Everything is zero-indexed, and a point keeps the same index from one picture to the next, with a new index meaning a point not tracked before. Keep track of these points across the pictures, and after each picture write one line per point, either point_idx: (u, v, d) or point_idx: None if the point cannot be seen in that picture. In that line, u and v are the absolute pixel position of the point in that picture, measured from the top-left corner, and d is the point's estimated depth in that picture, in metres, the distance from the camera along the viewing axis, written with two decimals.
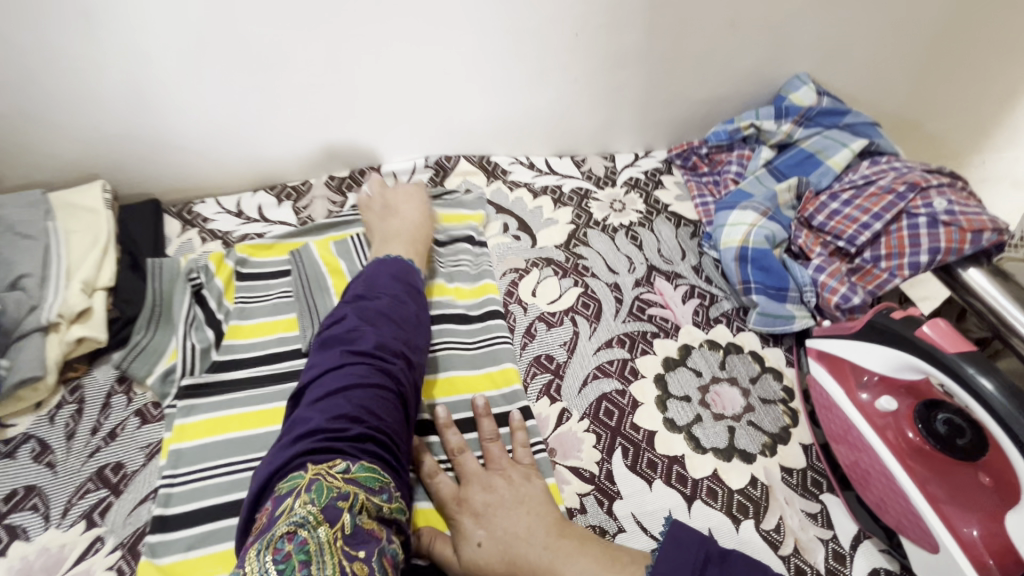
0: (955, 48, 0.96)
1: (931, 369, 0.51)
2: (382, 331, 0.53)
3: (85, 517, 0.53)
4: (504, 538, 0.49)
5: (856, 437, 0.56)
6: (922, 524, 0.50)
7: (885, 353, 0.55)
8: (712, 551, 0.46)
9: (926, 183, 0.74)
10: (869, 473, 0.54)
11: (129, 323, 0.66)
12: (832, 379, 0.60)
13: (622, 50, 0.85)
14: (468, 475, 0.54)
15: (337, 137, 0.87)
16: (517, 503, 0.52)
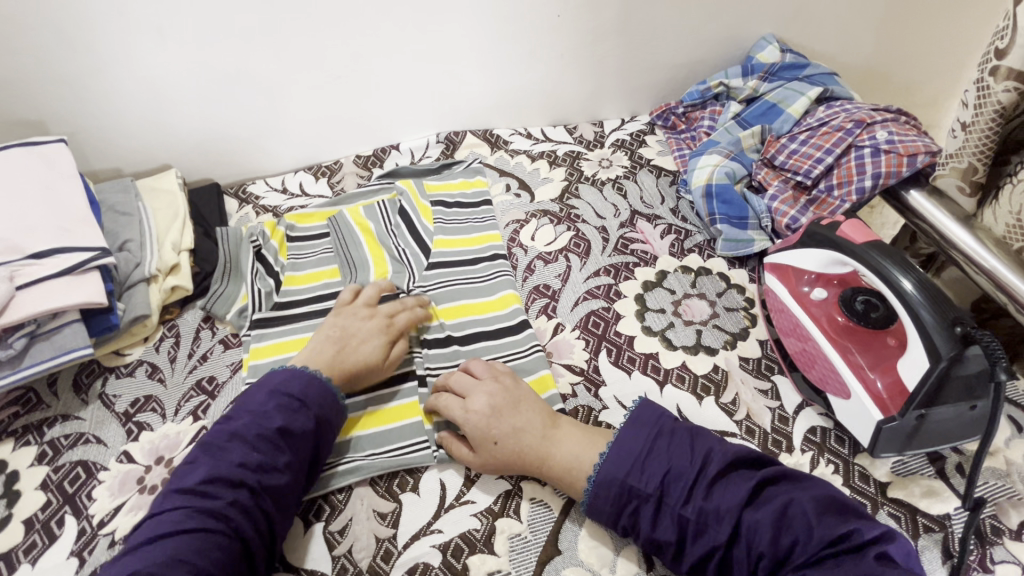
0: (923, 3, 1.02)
1: (849, 261, 0.62)
2: (246, 417, 0.57)
3: (191, 414, 0.70)
4: (511, 432, 0.60)
5: (797, 327, 0.68)
6: (842, 381, 0.62)
7: (817, 253, 0.66)
8: (664, 427, 0.58)
9: (871, 120, 0.85)
10: (811, 354, 0.66)
11: (208, 277, 0.83)
12: (779, 282, 0.72)
13: (602, 25, 0.97)
14: (471, 385, 0.64)
15: (361, 122, 1.03)
16: (515, 403, 0.62)
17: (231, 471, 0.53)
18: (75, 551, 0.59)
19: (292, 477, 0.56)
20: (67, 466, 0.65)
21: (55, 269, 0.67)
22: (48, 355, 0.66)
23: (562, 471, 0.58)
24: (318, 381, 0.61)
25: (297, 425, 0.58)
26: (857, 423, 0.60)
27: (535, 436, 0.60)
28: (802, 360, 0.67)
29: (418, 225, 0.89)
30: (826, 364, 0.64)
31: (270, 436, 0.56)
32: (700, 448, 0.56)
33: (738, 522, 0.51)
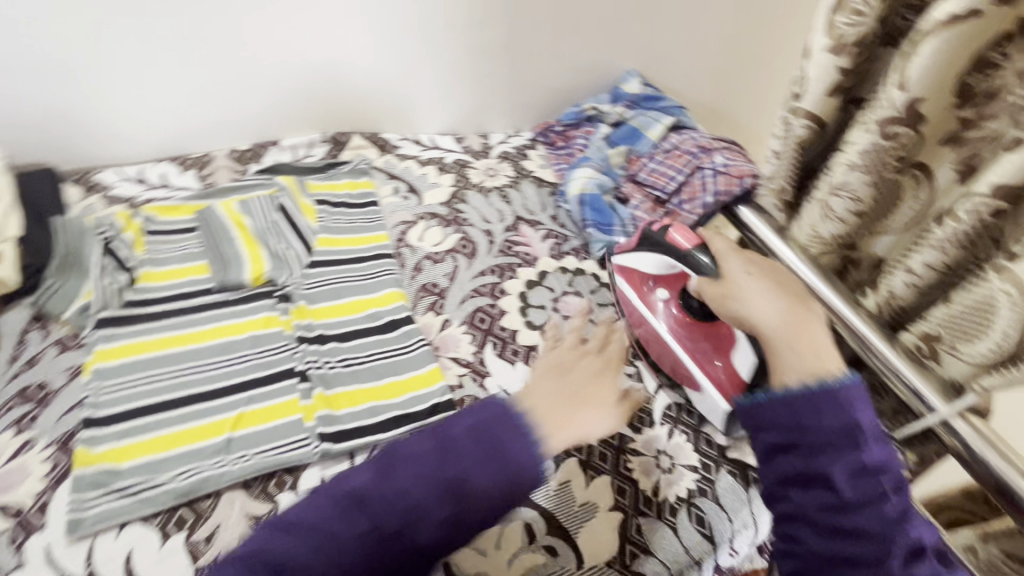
0: (755, 28, 1.13)
1: (674, 263, 0.71)
2: (443, 457, 0.46)
3: (14, 425, 0.60)
4: (754, 293, 0.58)
5: (650, 331, 0.76)
6: (693, 375, 0.71)
7: (654, 259, 0.74)
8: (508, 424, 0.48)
9: (711, 146, 1.00)
10: (662, 350, 0.75)
11: (40, 271, 0.72)
12: (628, 286, 0.79)
13: (486, 43, 1.04)
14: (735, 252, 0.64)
15: (237, 114, 0.97)
16: (730, 297, 0.59)
17: (351, 540, 0.43)
18: None
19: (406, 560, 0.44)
20: None
21: None
22: None
23: (776, 337, 0.55)
24: (483, 439, 0.47)
25: (476, 480, 0.45)
26: (711, 410, 0.70)
27: (780, 300, 0.58)
28: (658, 353, 0.75)
29: (300, 222, 0.86)
30: (676, 358, 0.72)
31: (380, 526, 0.44)
32: (444, 479, 0.45)
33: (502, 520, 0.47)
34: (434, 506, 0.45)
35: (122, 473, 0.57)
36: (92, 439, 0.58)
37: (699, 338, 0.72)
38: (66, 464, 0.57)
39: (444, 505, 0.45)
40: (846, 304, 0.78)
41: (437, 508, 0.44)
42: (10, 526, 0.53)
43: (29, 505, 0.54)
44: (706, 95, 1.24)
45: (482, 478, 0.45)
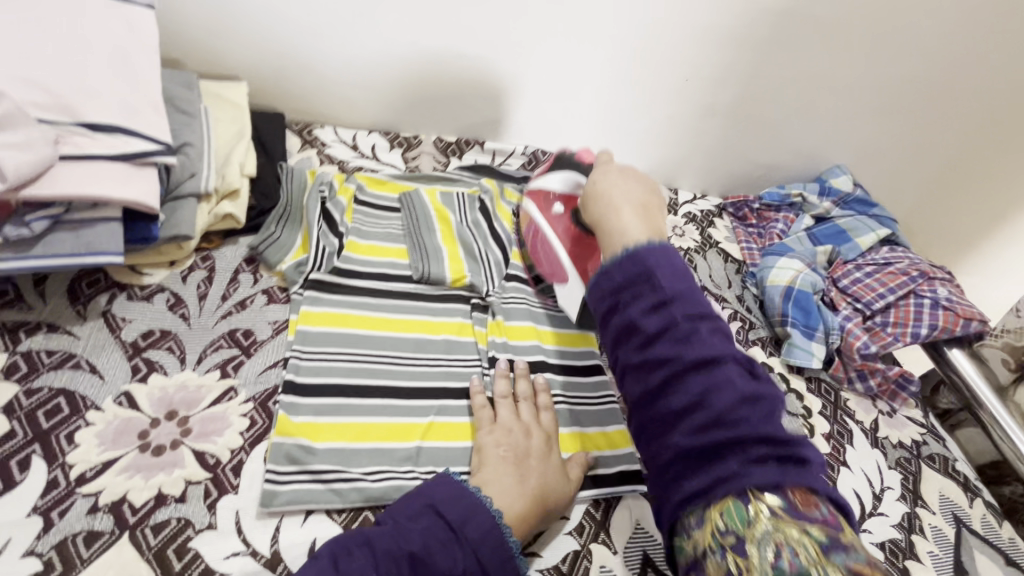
0: (1004, 152, 1.03)
1: (581, 181, 0.77)
2: (413, 533, 0.45)
3: (218, 368, 0.57)
4: (605, 212, 0.62)
5: (541, 229, 0.76)
6: (556, 257, 0.74)
7: (562, 174, 0.78)
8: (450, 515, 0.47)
9: (932, 274, 0.92)
10: (540, 244, 0.77)
11: (262, 214, 0.72)
12: (535, 207, 0.78)
13: (717, 102, 0.99)
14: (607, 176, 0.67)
15: (455, 107, 0.96)
16: (520, 461, 0.55)
17: None
18: (40, 508, 0.45)
19: None
20: (44, 392, 0.51)
21: (112, 150, 0.54)
22: (65, 250, 0.53)
23: (619, 232, 0.59)
24: (476, 511, 0.47)
25: (439, 559, 0.44)
26: (569, 300, 0.72)
27: (628, 200, 0.63)
28: (551, 273, 0.75)
29: (500, 231, 0.82)
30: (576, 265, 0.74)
31: (399, 570, 0.42)
32: (421, 549, 0.44)
33: None
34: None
35: (315, 453, 0.53)
36: (292, 408, 0.55)
37: (580, 250, 0.73)
38: (263, 426, 0.55)
39: None
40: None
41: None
42: (205, 479, 0.50)
43: (225, 460, 0.51)
44: (933, 217, 1.13)
45: (495, 549, 0.46)
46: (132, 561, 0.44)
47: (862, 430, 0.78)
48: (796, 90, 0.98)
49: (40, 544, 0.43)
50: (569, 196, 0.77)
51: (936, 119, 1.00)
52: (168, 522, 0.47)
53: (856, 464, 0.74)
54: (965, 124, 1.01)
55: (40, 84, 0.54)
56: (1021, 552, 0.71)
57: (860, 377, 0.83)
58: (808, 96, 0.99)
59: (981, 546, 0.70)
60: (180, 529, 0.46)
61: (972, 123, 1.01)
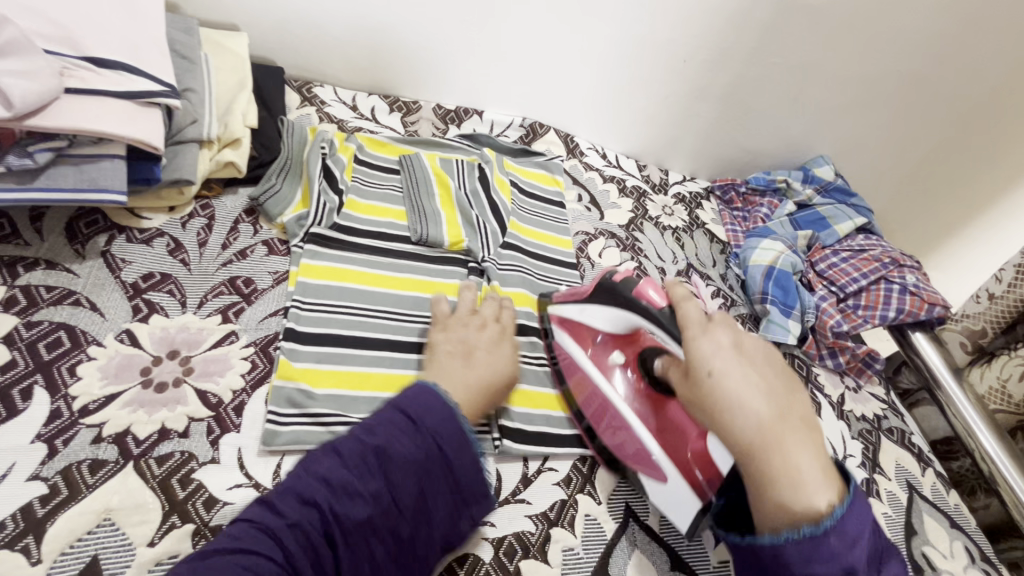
0: (970, 148, 1.08)
1: (637, 319, 0.59)
2: (378, 434, 0.46)
3: (220, 313, 0.58)
4: (738, 383, 0.46)
5: (598, 395, 0.63)
6: (657, 465, 0.57)
7: (610, 315, 0.62)
8: (417, 416, 0.48)
9: (903, 262, 0.97)
10: (623, 440, 0.61)
11: (263, 167, 0.72)
12: (573, 341, 0.66)
13: (710, 86, 1.02)
14: (718, 321, 0.52)
15: (456, 73, 0.96)
16: (470, 350, 0.58)
17: (331, 484, 0.43)
18: (43, 436, 0.46)
19: (405, 513, 0.45)
20: (44, 325, 0.51)
21: (117, 87, 0.54)
22: (68, 185, 0.53)
23: (791, 484, 0.43)
24: (436, 405, 0.49)
25: (401, 456, 0.45)
26: (677, 508, 0.56)
27: (770, 396, 0.46)
28: (632, 458, 0.60)
29: (498, 203, 0.82)
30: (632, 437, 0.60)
31: (363, 464, 0.44)
32: (385, 448, 0.45)
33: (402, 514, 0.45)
34: (386, 473, 0.45)
35: (315, 398, 0.54)
36: (294, 353, 0.56)
37: (649, 408, 0.61)
38: (265, 369, 0.55)
39: (387, 479, 0.44)
40: (1015, 466, 0.73)
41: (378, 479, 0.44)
42: (208, 416, 0.51)
43: (227, 400, 0.52)
44: (901, 208, 1.18)
45: (455, 441, 0.48)
46: (137, 488, 0.45)
47: (830, 403, 0.83)
48: (787, 79, 1.01)
49: (45, 469, 0.44)
50: (618, 336, 0.65)
51: (907, 113, 1.05)
52: (171, 454, 0.47)
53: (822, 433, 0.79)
54: (943, 119, 1.05)
55: (44, 16, 0.54)
56: (963, 517, 0.77)
57: (831, 355, 0.88)
58: (798, 86, 1.02)
59: (929, 510, 0.76)
60: (184, 461, 0.47)
61: (951, 119, 1.05)
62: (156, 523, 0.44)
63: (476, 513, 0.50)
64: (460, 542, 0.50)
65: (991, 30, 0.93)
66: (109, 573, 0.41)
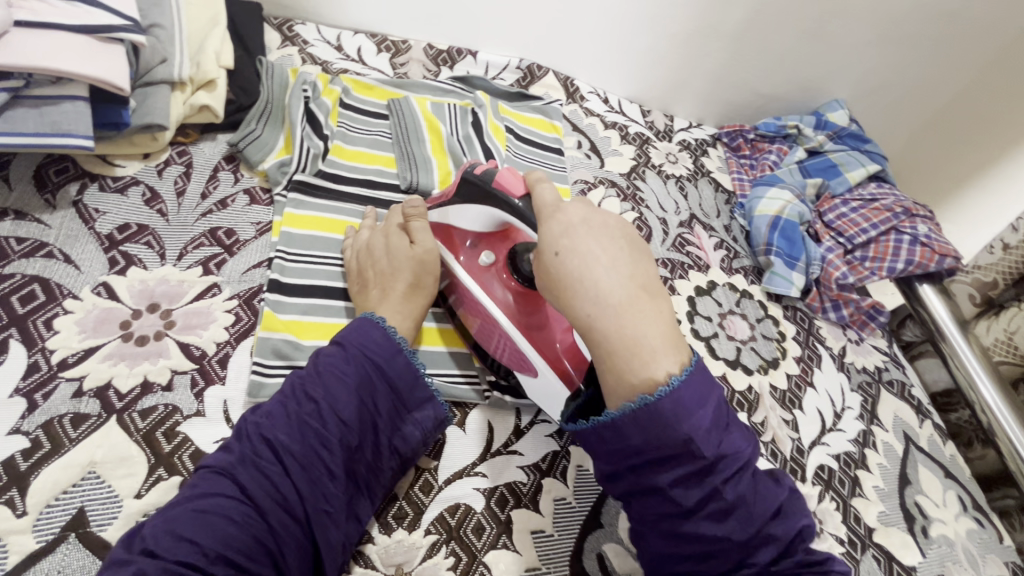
0: (995, 89, 1.00)
1: (505, 216, 0.52)
2: (312, 366, 0.47)
3: (201, 265, 0.56)
4: (586, 260, 0.41)
5: (482, 308, 0.57)
6: (523, 358, 0.55)
7: (474, 211, 0.55)
8: (351, 345, 0.48)
9: (915, 212, 0.93)
10: (498, 348, 0.57)
11: (242, 112, 0.68)
12: (445, 250, 0.60)
13: (720, 22, 0.95)
14: (573, 205, 0.45)
15: (448, 10, 0.89)
16: (386, 291, 0.55)
17: (267, 419, 0.44)
18: (23, 390, 0.45)
19: (353, 439, 0.45)
20: (18, 278, 0.50)
21: (74, 21, 0.50)
22: (29, 128, 0.49)
23: (625, 355, 0.40)
24: (367, 327, 0.50)
25: (334, 381, 0.46)
26: (548, 398, 0.55)
27: (622, 272, 0.42)
28: (514, 362, 0.56)
29: (491, 147, 0.79)
30: (508, 352, 0.56)
31: (301, 393, 0.45)
32: (318, 376, 0.46)
33: (346, 440, 0.45)
34: (324, 397, 0.45)
35: (302, 350, 0.53)
36: (278, 305, 0.55)
37: (524, 307, 0.56)
38: (249, 322, 0.54)
39: (324, 407, 0.45)
40: (1014, 415, 0.73)
41: (316, 409, 0.45)
42: (192, 369, 0.50)
43: (211, 353, 0.51)
44: (928, 163, 1.10)
45: (391, 358, 0.49)
46: (120, 442, 0.44)
47: (830, 355, 0.82)
48: (804, 13, 0.94)
49: (26, 424, 0.43)
50: (489, 236, 0.58)
51: (930, 49, 0.98)
52: (155, 408, 0.47)
53: (821, 386, 0.78)
54: (969, 55, 0.98)
55: None
56: (958, 469, 0.77)
57: (834, 307, 0.86)
58: (816, 21, 0.95)
59: (925, 461, 0.75)
60: (168, 414, 0.47)
61: (977, 54, 0.98)
62: (141, 476, 0.43)
63: (421, 418, 0.50)
64: (417, 454, 0.50)
65: None
66: (95, 525, 0.41)
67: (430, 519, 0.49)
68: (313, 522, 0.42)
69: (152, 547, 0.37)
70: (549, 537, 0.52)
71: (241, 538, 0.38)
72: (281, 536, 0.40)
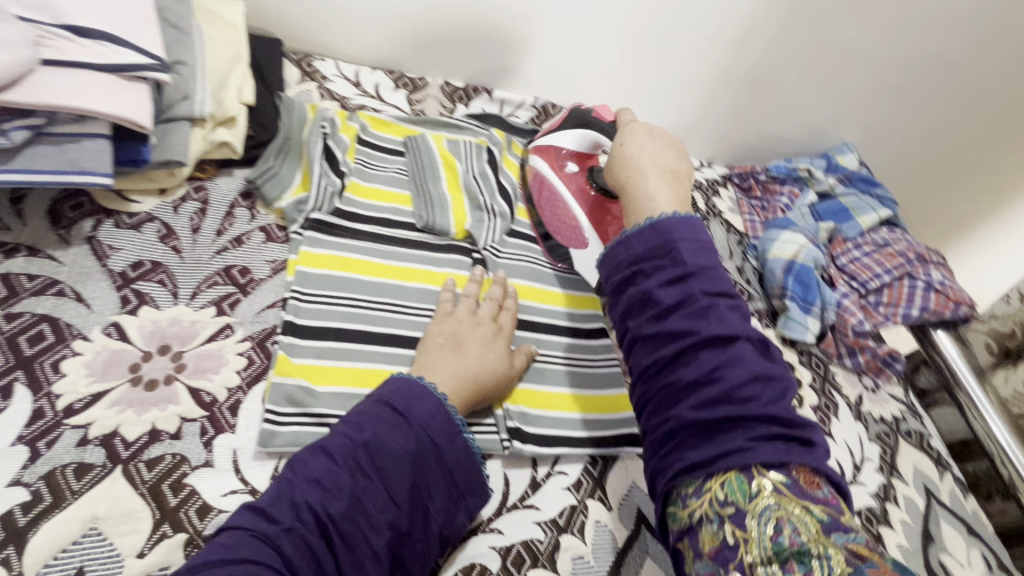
0: (997, 139, 1.03)
1: (598, 135, 0.74)
2: (368, 435, 0.44)
3: (214, 304, 0.55)
4: (638, 148, 0.62)
5: (551, 188, 0.76)
6: (579, 233, 0.73)
7: (573, 133, 0.76)
8: (412, 419, 0.46)
9: (930, 258, 0.93)
10: (548, 199, 0.76)
11: (260, 147, 0.68)
12: (544, 162, 0.78)
13: (734, 66, 0.96)
14: (649, 150, 0.62)
15: (464, 50, 0.91)
16: (457, 345, 0.57)
17: (310, 489, 0.41)
18: (25, 438, 0.43)
19: (400, 519, 0.43)
20: (27, 317, 0.48)
21: (100, 60, 0.50)
22: (49, 166, 0.49)
23: (645, 202, 0.57)
24: (424, 396, 0.48)
25: (389, 454, 0.44)
26: (587, 266, 0.72)
27: (666, 194, 0.57)
28: (567, 238, 0.74)
29: (507, 186, 0.78)
30: (564, 214, 0.75)
31: (355, 466, 0.43)
32: (373, 447, 0.44)
33: (394, 519, 0.43)
34: (377, 472, 0.43)
35: (316, 396, 0.51)
36: (292, 349, 0.53)
37: (596, 211, 0.73)
38: (261, 366, 0.52)
39: (378, 485, 0.43)
40: None
41: (369, 484, 0.43)
42: (202, 416, 0.48)
43: (222, 399, 0.49)
44: (933, 203, 1.14)
45: (444, 430, 0.47)
46: (125, 495, 0.42)
47: (847, 403, 0.81)
48: (816, 60, 0.95)
49: (27, 475, 0.41)
50: (583, 154, 0.77)
51: (939, 101, 0.99)
52: (162, 458, 0.45)
53: (839, 435, 0.76)
54: (969, 112, 1.00)
55: None
56: (981, 525, 0.75)
57: (850, 353, 0.85)
58: (827, 68, 0.96)
59: (947, 517, 0.73)
60: (175, 465, 0.45)
61: (980, 110, 1.00)
62: (145, 533, 0.41)
63: (473, 504, 0.48)
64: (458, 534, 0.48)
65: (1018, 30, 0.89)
66: None
67: None
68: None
69: None
70: None
71: None
72: None
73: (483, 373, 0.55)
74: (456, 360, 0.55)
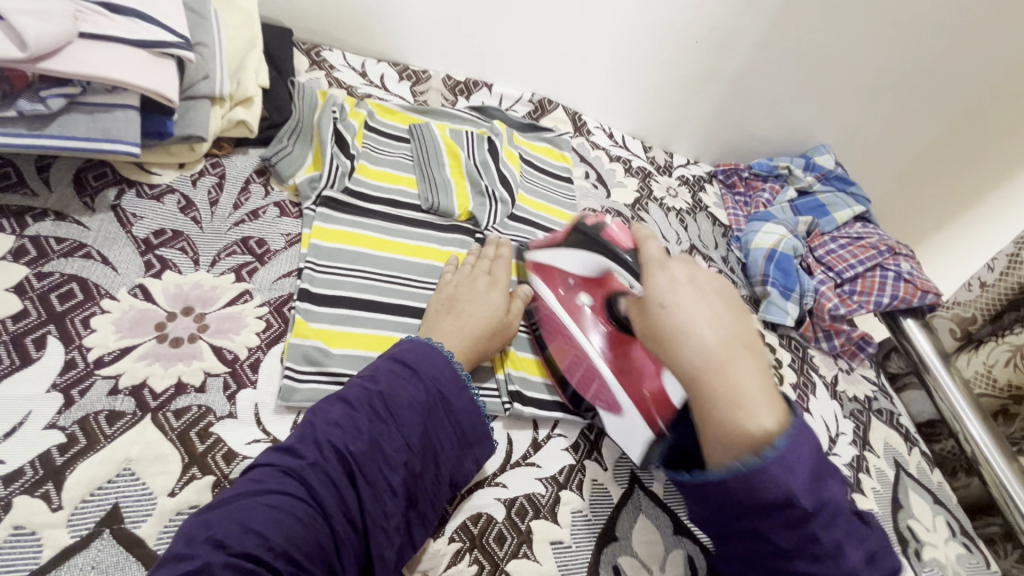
0: (964, 142, 1.10)
1: (608, 262, 0.62)
2: (382, 384, 0.48)
3: (233, 272, 0.57)
4: (689, 313, 0.45)
5: (566, 339, 0.65)
6: (609, 393, 0.60)
7: (579, 256, 0.65)
8: (421, 371, 0.50)
9: (898, 251, 0.99)
10: (575, 358, 0.63)
11: (274, 129, 0.71)
12: (544, 284, 0.69)
13: (719, 68, 1.02)
14: (677, 262, 0.50)
15: (466, 45, 0.95)
16: (451, 304, 0.60)
17: (331, 430, 0.44)
18: (59, 385, 0.45)
19: (412, 460, 0.46)
20: (56, 277, 0.50)
21: (131, 35, 0.52)
22: (81, 134, 0.51)
23: (736, 404, 0.41)
24: (432, 353, 0.52)
25: (401, 401, 0.47)
26: (629, 439, 0.58)
27: (717, 325, 0.45)
28: (586, 388, 0.62)
29: (507, 173, 0.82)
30: (579, 351, 0.63)
31: (371, 411, 0.46)
32: (387, 395, 0.47)
33: (408, 459, 0.46)
34: (391, 416, 0.46)
35: (332, 356, 0.54)
36: (309, 313, 0.56)
37: (618, 350, 0.61)
38: (279, 329, 0.55)
39: (392, 427, 0.46)
40: (997, 445, 0.76)
41: (384, 426, 0.46)
42: (225, 371, 0.50)
43: (243, 357, 0.52)
44: (905, 201, 1.21)
45: (451, 382, 0.51)
46: (155, 440, 0.45)
47: (824, 383, 0.86)
48: (796, 65, 1.02)
49: (62, 419, 0.44)
50: (589, 280, 0.66)
51: (909, 106, 1.06)
52: (189, 408, 0.47)
53: (816, 411, 0.81)
54: (937, 116, 1.07)
55: None
56: (946, 495, 0.80)
57: (827, 337, 0.90)
58: (806, 71, 1.02)
59: (915, 487, 0.79)
60: (201, 415, 0.47)
61: (948, 117, 1.07)
62: (175, 474, 0.44)
63: (479, 453, 0.51)
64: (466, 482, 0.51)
65: (978, 41, 0.97)
66: (130, 522, 0.41)
67: (454, 527, 0.50)
68: (371, 534, 0.43)
69: (204, 535, 0.38)
70: (568, 548, 0.53)
71: (305, 538, 0.40)
72: (341, 542, 0.41)
73: (479, 326, 0.58)
74: (452, 319, 0.58)
